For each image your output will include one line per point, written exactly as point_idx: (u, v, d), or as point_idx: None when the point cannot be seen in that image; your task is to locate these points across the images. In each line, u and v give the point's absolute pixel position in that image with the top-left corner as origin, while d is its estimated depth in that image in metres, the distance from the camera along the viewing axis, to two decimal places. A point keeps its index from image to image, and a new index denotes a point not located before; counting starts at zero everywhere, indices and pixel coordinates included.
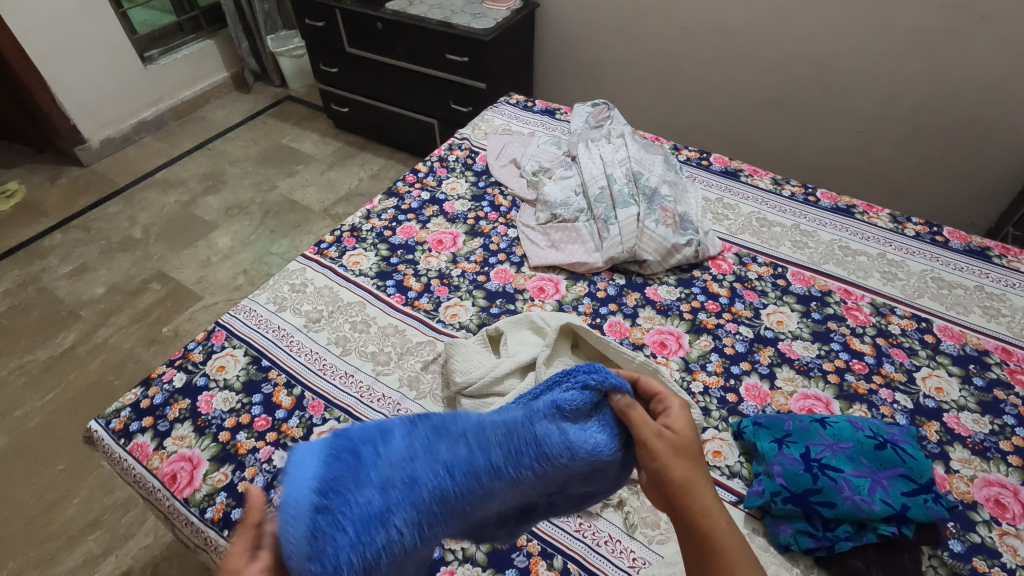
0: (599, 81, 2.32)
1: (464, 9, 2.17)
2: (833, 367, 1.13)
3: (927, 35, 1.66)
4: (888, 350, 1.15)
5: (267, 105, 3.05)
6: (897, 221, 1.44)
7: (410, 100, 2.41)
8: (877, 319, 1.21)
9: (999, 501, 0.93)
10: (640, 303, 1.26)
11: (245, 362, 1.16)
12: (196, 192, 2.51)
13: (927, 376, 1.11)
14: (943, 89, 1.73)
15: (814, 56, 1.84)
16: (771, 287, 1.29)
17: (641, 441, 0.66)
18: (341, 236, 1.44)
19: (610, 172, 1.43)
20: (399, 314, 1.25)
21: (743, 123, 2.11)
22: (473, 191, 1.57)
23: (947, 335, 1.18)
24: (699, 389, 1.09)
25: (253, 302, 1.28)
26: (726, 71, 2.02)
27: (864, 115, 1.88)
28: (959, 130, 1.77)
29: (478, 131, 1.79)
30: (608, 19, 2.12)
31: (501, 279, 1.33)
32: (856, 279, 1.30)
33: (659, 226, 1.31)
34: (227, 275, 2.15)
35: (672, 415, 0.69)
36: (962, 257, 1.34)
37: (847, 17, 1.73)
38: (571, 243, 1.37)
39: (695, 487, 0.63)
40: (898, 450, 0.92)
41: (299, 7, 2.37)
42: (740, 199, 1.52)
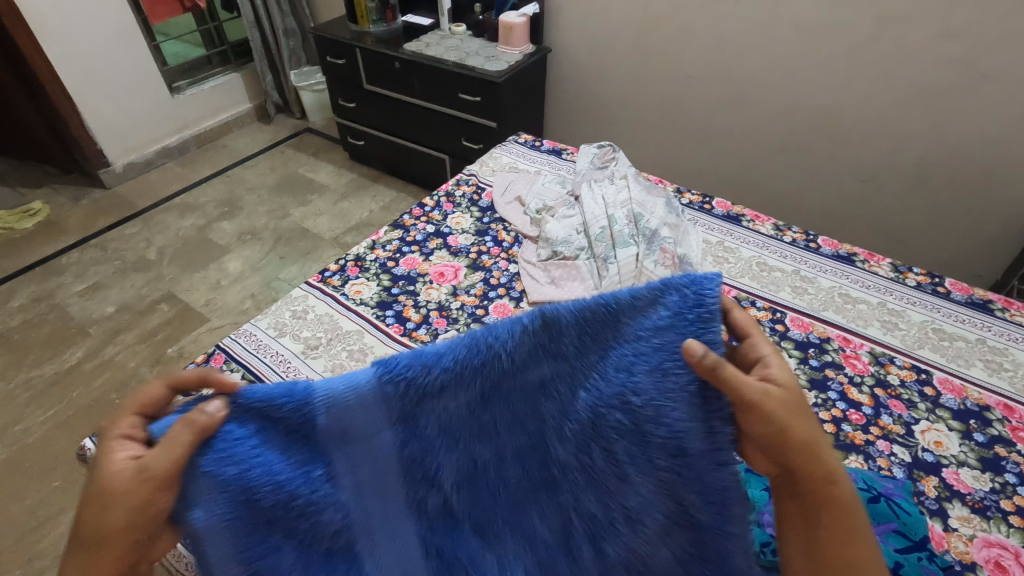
0: (608, 123, 2.38)
1: (479, 51, 2.25)
2: (829, 417, 1.11)
3: (930, 90, 1.69)
4: (886, 401, 1.14)
5: (287, 136, 3.15)
6: (898, 270, 1.44)
7: (424, 136, 2.48)
8: (876, 369, 1.20)
9: (1000, 563, 0.89)
10: None
11: (241, 385, 1.17)
12: (211, 217, 2.58)
13: (926, 430, 1.09)
14: (944, 144, 1.75)
15: (819, 106, 1.88)
16: (768, 332, 1.29)
17: (747, 404, 0.56)
18: (346, 264, 1.47)
19: (611, 213, 1.45)
20: (396, 344, 1.26)
21: (749, 168, 2.14)
22: (477, 226, 1.60)
23: (947, 388, 1.16)
24: None
25: (254, 326, 1.30)
26: (731, 117, 2.06)
27: (868, 166, 1.91)
28: (962, 183, 1.78)
29: (486, 168, 1.83)
30: (617, 65, 2.19)
31: (499, 313, 1.34)
32: (856, 327, 1.30)
33: (658, 267, 1.33)
34: (236, 298, 2.18)
35: (772, 365, 0.61)
36: (963, 309, 1.33)
37: (850, 70, 1.77)
38: (571, 280, 1.38)
39: (825, 451, 0.58)
40: (892, 504, 0.89)
41: (322, 45, 2.48)
42: (741, 243, 1.53)
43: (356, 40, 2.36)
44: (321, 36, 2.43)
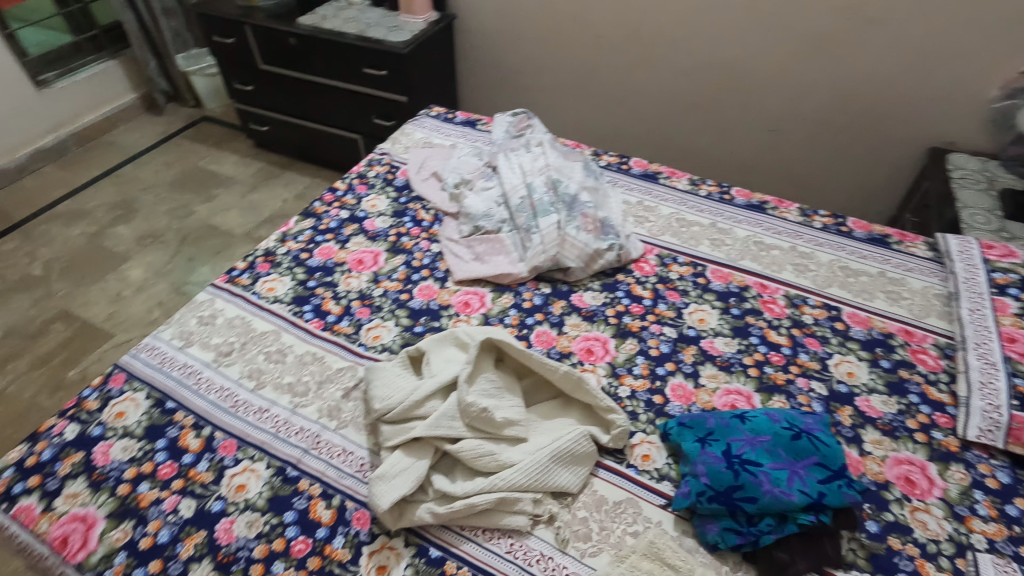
0: (522, 90, 2.32)
1: (380, 22, 2.12)
2: (752, 361, 1.16)
3: (824, 37, 1.75)
4: (802, 340, 1.19)
5: (182, 126, 2.90)
6: (805, 214, 1.50)
7: (332, 117, 2.34)
8: (791, 311, 1.25)
9: (909, 478, 0.97)
10: (565, 311, 1.27)
11: (147, 405, 1.07)
12: (104, 223, 2.35)
13: (839, 362, 1.15)
14: (840, 88, 1.83)
15: (724, 60, 1.91)
16: (691, 286, 1.32)
17: None
18: (255, 261, 1.36)
19: (530, 181, 1.42)
20: (318, 340, 1.19)
21: (663, 127, 2.17)
22: (394, 207, 1.53)
23: (855, 321, 1.23)
24: (627, 393, 1.11)
25: (157, 339, 1.19)
26: (643, 76, 2.06)
27: (773, 115, 1.97)
28: (859, 125, 1.88)
29: (398, 145, 1.74)
30: (526, 29, 2.13)
31: (425, 295, 1.29)
32: (771, 273, 1.35)
33: (580, 233, 1.32)
34: (142, 308, 2.01)
35: None
36: (865, 245, 1.40)
37: (750, 22, 1.80)
38: (496, 254, 1.35)
39: None
40: (813, 438, 0.93)
41: (206, 23, 2.27)
42: (660, 201, 1.54)
43: (244, 15, 2.17)
44: (204, 13, 2.22)
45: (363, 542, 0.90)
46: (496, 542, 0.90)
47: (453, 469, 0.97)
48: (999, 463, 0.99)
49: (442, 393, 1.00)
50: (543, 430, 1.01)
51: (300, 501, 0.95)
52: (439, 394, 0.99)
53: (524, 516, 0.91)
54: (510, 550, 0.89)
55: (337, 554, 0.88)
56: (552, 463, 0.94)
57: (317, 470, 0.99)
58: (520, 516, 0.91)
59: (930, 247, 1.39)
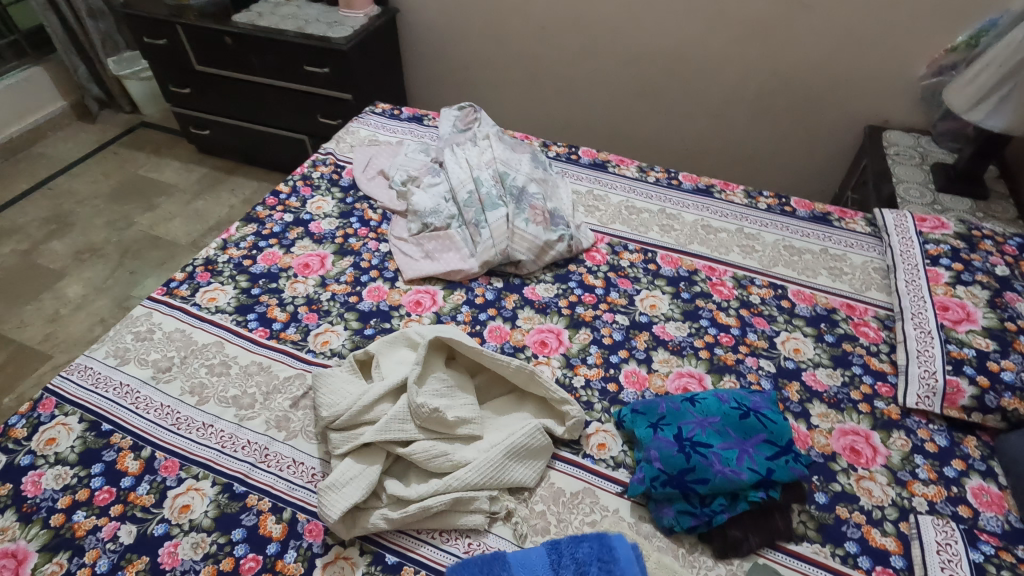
0: (470, 84, 2.29)
1: (318, 18, 2.06)
2: (703, 343, 1.17)
3: (762, 21, 1.78)
4: (750, 320, 1.21)
5: (118, 134, 2.77)
6: (751, 196, 1.53)
7: (275, 117, 2.26)
8: (739, 292, 1.27)
9: (854, 448, 0.99)
10: (518, 305, 1.26)
11: (80, 429, 1.02)
12: (37, 239, 2.22)
13: (786, 340, 1.17)
14: (779, 71, 1.87)
15: (667, 46, 1.93)
16: (642, 273, 1.33)
17: None
18: (195, 271, 1.31)
19: (477, 176, 1.40)
20: (264, 349, 1.15)
21: (613, 116, 2.17)
22: (340, 208, 1.49)
23: (800, 298, 1.26)
24: (581, 383, 1.11)
25: (89, 359, 1.12)
26: (589, 66, 2.06)
27: (717, 101, 2.00)
28: (799, 107, 1.92)
29: (343, 144, 1.70)
30: (469, 21, 2.10)
31: (375, 297, 1.26)
32: (719, 255, 1.36)
33: (530, 225, 1.31)
34: (82, 327, 1.92)
35: None
36: (808, 223, 1.44)
37: (690, 8, 1.82)
38: (446, 251, 1.34)
39: None
40: (760, 416, 0.94)
41: (134, 24, 2.16)
42: (609, 190, 1.55)
43: (174, 15, 2.08)
44: (130, 14, 2.11)
45: (316, 554, 0.87)
46: (454, 543, 0.89)
47: (407, 473, 0.95)
48: (936, 427, 1.03)
49: (391, 396, 0.98)
50: (498, 426, 1.01)
51: (249, 517, 0.92)
52: (388, 397, 0.97)
53: (481, 514, 0.90)
54: (468, 550, 0.88)
55: (289, 569, 0.85)
56: (506, 459, 0.93)
57: (266, 484, 0.96)
58: (476, 515, 0.90)
59: (869, 223, 1.44)
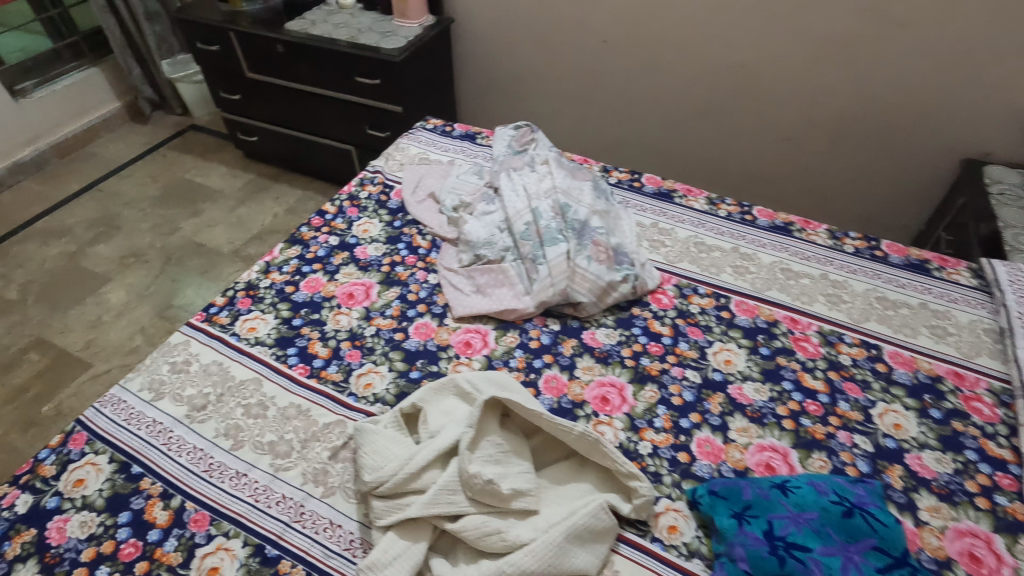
0: (524, 98, 2.19)
1: (372, 27, 2.00)
2: (787, 411, 1.04)
3: (849, 42, 1.62)
4: (841, 385, 1.07)
5: (168, 136, 2.78)
6: (835, 236, 1.38)
7: (323, 127, 2.21)
8: (827, 350, 1.13)
9: (974, 554, 0.85)
10: (577, 352, 1.15)
11: (110, 471, 0.95)
12: (84, 241, 2.22)
13: (884, 412, 1.03)
14: (865, 96, 1.70)
15: (740, 65, 1.79)
16: (715, 322, 1.20)
17: None
18: (235, 296, 1.24)
19: (535, 206, 1.29)
20: (303, 390, 1.07)
21: (674, 137, 2.04)
22: (387, 232, 1.41)
23: (898, 362, 1.11)
24: (648, 450, 0.99)
25: (123, 391, 1.07)
26: (652, 83, 1.94)
27: (792, 125, 1.84)
28: (885, 136, 1.75)
29: (392, 162, 1.62)
30: (527, 33, 2.00)
31: (421, 335, 1.17)
32: (801, 305, 1.22)
33: (592, 263, 1.20)
34: (122, 335, 1.89)
35: None
36: (903, 272, 1.28)
37: (766, 26, 1.68)
38: (499, 287, 1.24)
39: None
40: (868, 516, 0.81)
41: (188, 29, 2.14)
42: (676, 223, 1.42)
43: (228, 21, 2.05)
44: (185, 19, 2.09)
45: None
46: None
47: (455, 549, 0.85)
48: None
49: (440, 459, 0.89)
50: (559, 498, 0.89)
51: None
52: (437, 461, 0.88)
53: None
54: None
55: None
56: (568, 542, 0.82)
57: (301, 548, 0.87)
58: None
59: (974, 274, 1.27)
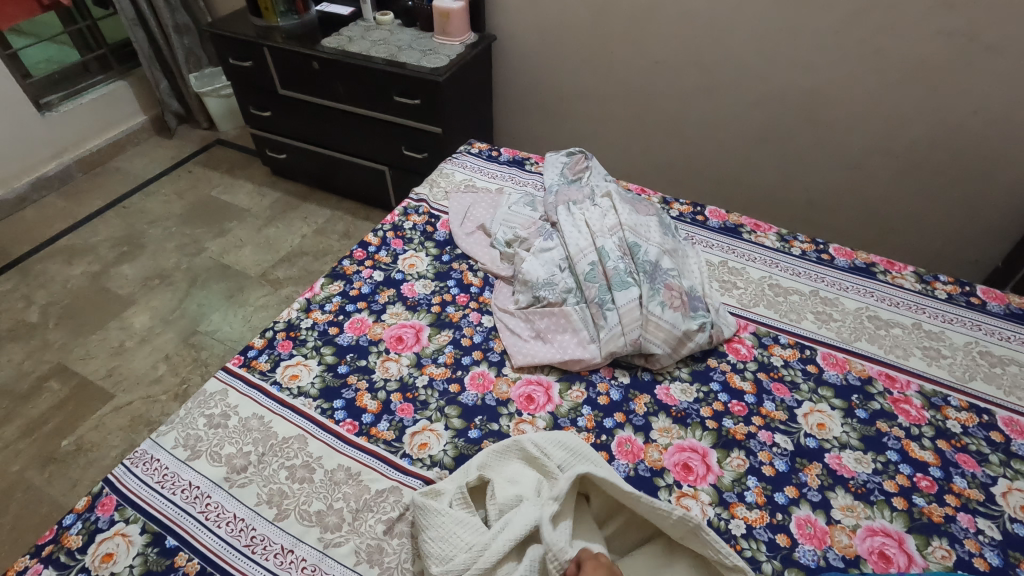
0: (567, 119, 2.10)
1: (412, 44, 1.91)
2: (896, 487, 0.92)
3: (929, 67, 1.51)
4: (954, 457, 0.95)
5: (194, 151, 2.72)
6: (924, 280, 1.26)
7: (356, 146, 2.13)
8: (932, 414, 1.02)
9: None
10: (651, 410, 1.04)
11: (142, 543, 0.86)
12: (107, 261, 2.15)
13: (1008, 492, 0.91)
14: (942, 124, 1.59)
15: (805, 89, 1.68)
16: (801, 377, 1.08)
17: None
18: (275, 338, 1.15)
19: (600, 244, 1.19)
20: (352, 450, 0.97)
21: (726, 162, 1.93)
22: (435, 267, 1.31)
23: (1015, 431, 0.99)
24: (741, 531, 0.88)
25: (156, 447, 0.97)
26: (707, 107, 1.83)
27: (857, 152, 1.73)
28: (962, 167, 1.63)
29: (437, 189, 1.53)
30: (575, 53, 1.91)
31: (478, 387, 1.07)
32: (896, 360, 1.11)
33: (666, 310, 1.10)
34: (146, 363, 1.81)
35: None
36: (1005, 324, 1.16)
37: (838, 49, 1.58)
38: (561, 333, 1.13)
39: None
40: None
41: (221, 44, 2.07)
42: (747, 262, 1.31)
43: (262, 37, 1.98)
44: (218, 34, 2.02)
45: None
46: None
47: None
48: None
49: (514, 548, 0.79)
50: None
51: None
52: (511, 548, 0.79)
53: None
54: None
55: None
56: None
57: None
58: None
59: None
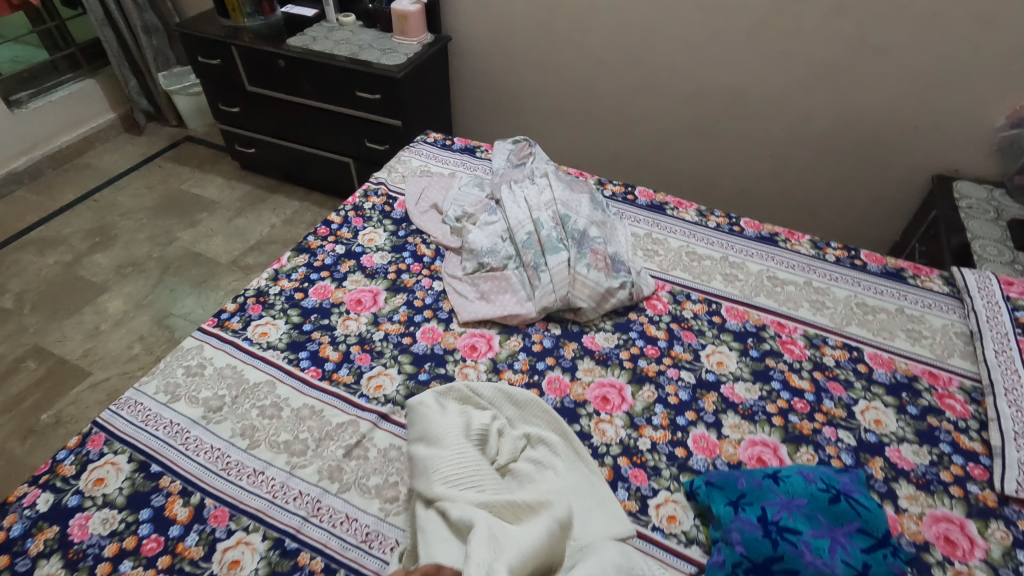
0: (519, 114, 2.27)
1: (372, 44, 2.06)
2: (776, 409, 1.10)
3: (829, 64, 1.72)
4: (826, 384, 1.14)
5: (163, 147, 2.80)
6: (818, 246, 1.46)
7: (322, 140, 2.26)
8: (812, 352, 1.21)
9: (949, 538, 0.92)
10: (578, 355, 1.21)
11: (130, 470, 0.98)
12: (80, 251, 2.23)
13: (866, 409, 1.10)
14: (843, 116, 1.80)
15: (727, 85, 1.88)
16: (707, 326, 1.27)
17: None
18: (246, 302, 1.28)
19: (536, 216, 1.36)
20: (316, 391, 1.11)
21: (664, 152, 2.12)
22: (392, 241, 1.46)
23: (878, 363, 1.18)
24: (647, 446, 1.05)
25: (139, 393, 1.10)
26: (643, 102, 2.02)
27: (775, 142, 1.94)
28: (863, 153, 1.85)
29: (395, 174, 1.67)
30: (524, 52, 2.08)
31: (428, 339, 1.22)
32: (787, 311, 1.30)
33: (591, 271, 1.27)
34: (121, 344, 1.90)
35: None
36: (881, 280, 1.37)
37: (753, 49, 1.78)
38: (502, 293, 1.29)
39: None
40: (853, 502, 0.88)
41: (190, 43, 2.18)
42: (668, 234, 1.49)
43: (230, 36, 2.10)
44: (187, 33, 2.14)
45: None
46: None
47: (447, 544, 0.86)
48: None
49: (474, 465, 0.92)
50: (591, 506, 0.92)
51: None
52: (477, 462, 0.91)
53: None
54: None
55: None
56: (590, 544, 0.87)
57: (319, 541, 0.91)
58: None
59: (946, 281, 1.37)
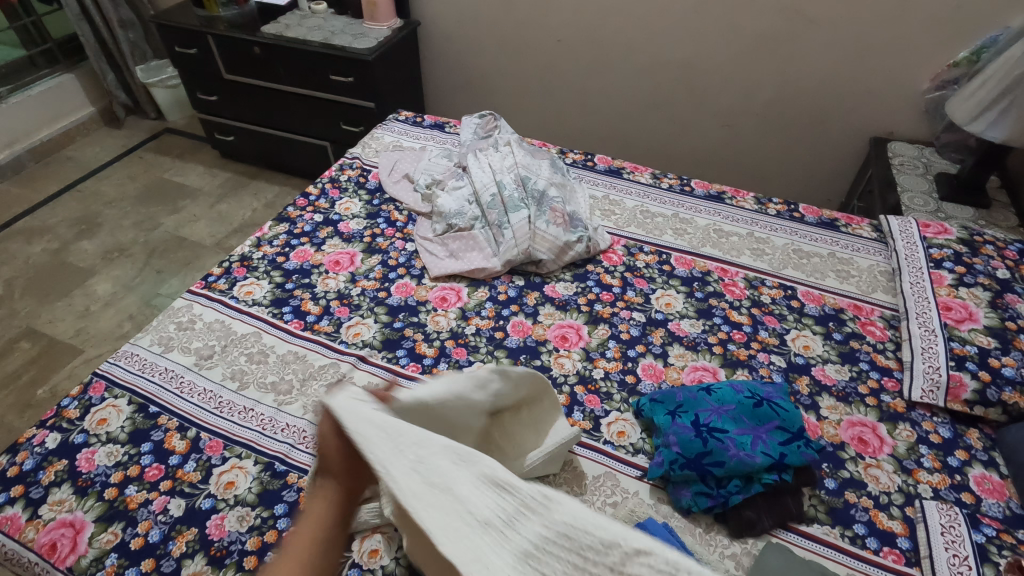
0: (488, 94, 2.37)
1: (343, 30, 2.15)
2: (717, 340, 1.23)
3: (772, 37, 1.85)
4: (762, 318, 1.27)
5: (144, 139, 2.86)
6: (760, 202, 1.59)
7: (298, 124, 2.35)
8: (751, 292, 1.33)
9: (862, 438, 1.05)
10: (539, 301, 1.32)
11: (130, 411, 1.08)
12: (67, 239, 2.30)
13: (796, 337, 1.23)
14: (788, 85, 1.93)
15: (680, 60, 2.00)
16: (657, 273, 1.39)
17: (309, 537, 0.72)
18: (231, 266, 1.38)
19: (499, 179, 1.47)
20: (299, 340, 1.21)
21: (625, 127, 2.24)
22: (367, 209, 1.56)
23: (810, 299, 1.31)
24: (601, 375, 1.16)
25: (135, 346, 1.19)
26: (604, 79, 2.14)
27: (727, 113, 2.06)
28: (808, 120, 1.98)
29: (369, 149, 1.77)
30: (490, 34, 2.18)
31: (402, 292, 1.33)
32: (730, 258, 1.42)
33: (550, 226, 1.38)
34: (111, 322, 1.98)
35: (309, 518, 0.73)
36: (816, 229, 1.50)
37: (701, 25, 1.90)
38: (470, 251, 1.40)
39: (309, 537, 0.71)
40: (773, 405, 1.01)
41: (166, 34, 2.25)
42: (624, 195, 1.61)
43: (206, 26, 2.17)
44: (164, 24, 2.21)
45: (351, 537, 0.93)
46: None
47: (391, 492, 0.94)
48: (940, 419, 1.08)
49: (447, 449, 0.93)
50: None
51: (290, 493, 0.97)
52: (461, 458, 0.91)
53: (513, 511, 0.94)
54: None
55: None
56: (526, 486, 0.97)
57: (306, 463, 1.02)
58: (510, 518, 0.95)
59: (874, 228, 1.50)
